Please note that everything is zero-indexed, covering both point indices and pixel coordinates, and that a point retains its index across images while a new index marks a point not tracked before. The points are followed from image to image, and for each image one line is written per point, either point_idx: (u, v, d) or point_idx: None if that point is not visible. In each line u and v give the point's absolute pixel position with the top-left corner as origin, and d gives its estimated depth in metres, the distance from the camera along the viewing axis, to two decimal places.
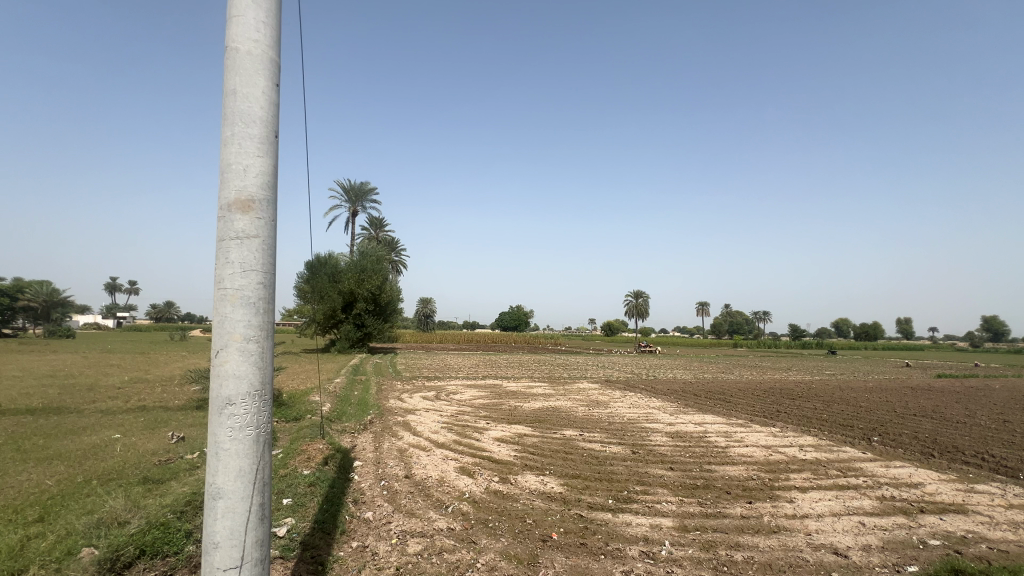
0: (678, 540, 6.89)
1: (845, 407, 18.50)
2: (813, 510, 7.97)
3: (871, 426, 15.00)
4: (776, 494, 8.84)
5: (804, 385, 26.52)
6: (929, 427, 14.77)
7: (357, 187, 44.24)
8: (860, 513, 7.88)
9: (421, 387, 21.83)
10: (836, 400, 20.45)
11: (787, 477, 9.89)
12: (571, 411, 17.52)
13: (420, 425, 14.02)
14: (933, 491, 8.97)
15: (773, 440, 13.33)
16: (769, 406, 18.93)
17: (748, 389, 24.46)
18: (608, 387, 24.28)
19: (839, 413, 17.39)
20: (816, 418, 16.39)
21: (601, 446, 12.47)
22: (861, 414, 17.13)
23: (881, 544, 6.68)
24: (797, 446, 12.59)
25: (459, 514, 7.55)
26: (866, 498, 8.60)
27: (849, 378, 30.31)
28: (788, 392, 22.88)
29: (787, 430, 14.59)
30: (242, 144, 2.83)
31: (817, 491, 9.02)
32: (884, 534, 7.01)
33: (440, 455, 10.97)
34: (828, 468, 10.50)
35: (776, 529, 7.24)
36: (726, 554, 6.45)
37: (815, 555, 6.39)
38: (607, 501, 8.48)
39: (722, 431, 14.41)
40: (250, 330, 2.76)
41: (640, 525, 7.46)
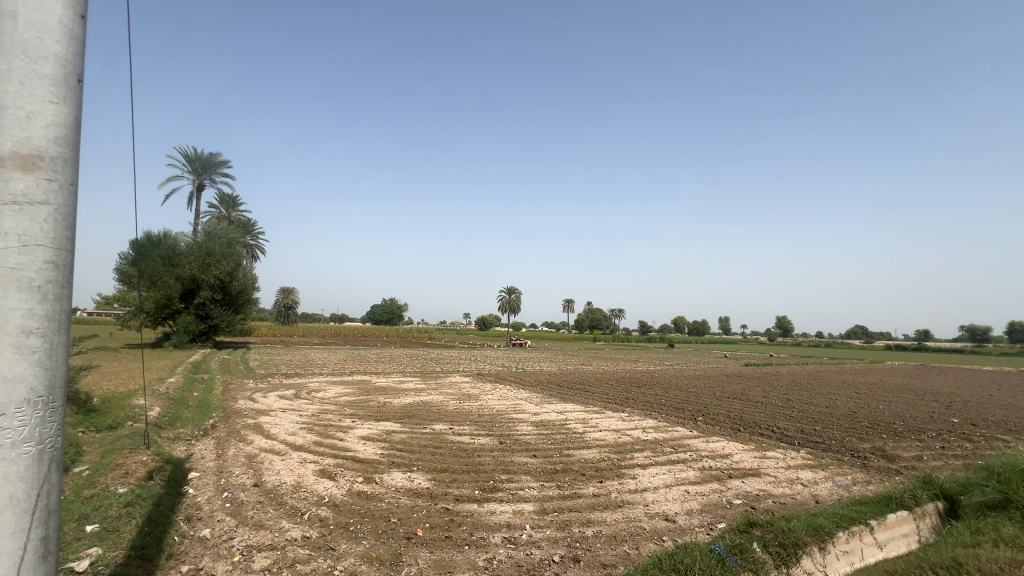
0: (537, 523, 7.32)
1: (679, 393, 21.51)
2: (650, 484, 9.11)
3: (697, 408, 17.69)
4: (622, 472, 9.91)
5: (648, 374, 30.27)
6: (738, 407, 17.94)
7: (204, 157, 38.35)
8: (686, 482, 9.22)
9: (277, 385, 19.81)
10: (672, 387, 23.71)
11: (631, 456, 11.16)
12: (441, 405, 17.49)
13: (274, 427, 12.70)
14: (739, 458, 10.90)
15: (621, 423, 14.94)
16: (620, 394, 21.17)
17: (604, 379, 26.94)
18: (479, 380, 24.82)
19: (674, 398, 20.19)
20: (656, 403, 18.80)
21: (470, 439, 12.65)
22: (690, 398, 20.13)
23: (700, 507, 7.91)
24: (641, 428, 14.25)
25: (316, 521, 7.03)
26: (691, 469, 10.11)
27: (682, 367, 35.38)
28: (636, 381, 25.88)
29: (633, 414, 16.49)
30: (24, 84, 2.22)
31: (654, 466, 10.34)
32: (702, 498, 8.30)
33: (296, 459, 10.07)
34: (663, 445, 12.11)
35: (621, 503, 8.12)
36: (578, 531, 7.03)
37: (650, 523, 7.29)
38: (474, 492, 8.63)
39: (580, 418, 15.68)
40: (31, 321, 2.18)
41: (503, 512, 7.76)
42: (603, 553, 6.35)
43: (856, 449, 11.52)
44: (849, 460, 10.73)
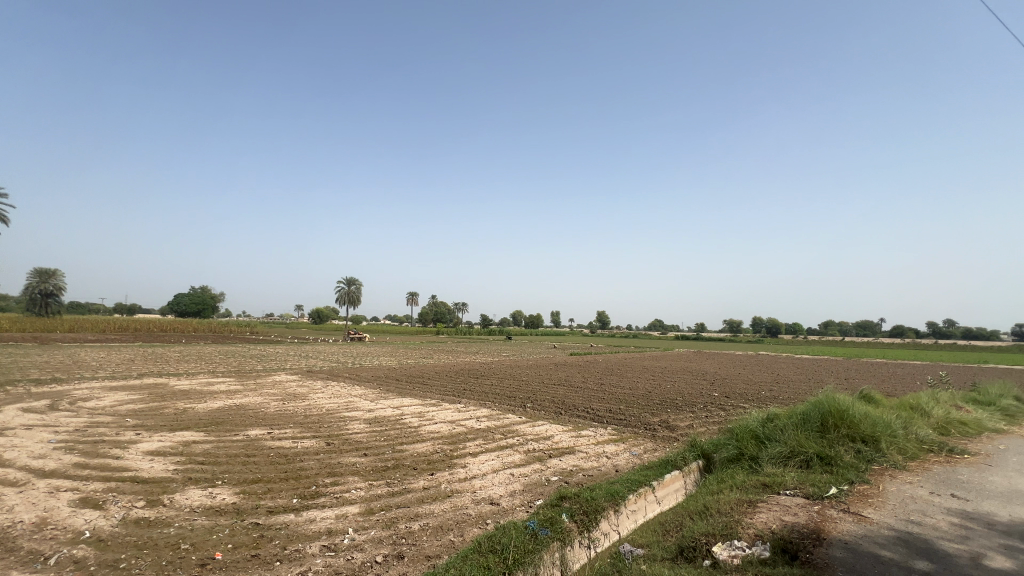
0: (361, 525, 6.98)
1: (512, 382, 22.91)
2: (479, 471, 9.45)
3: (527, 395, 19.05)
4: (454, 462, 10.10)
5: (486, 365, 31.61)
6: (561, 392, 19.87)
7: None
8: (511, 465, 9.82)
9: (18, 395, 15.17)
10: (506, 377, 25.14)
11: (463, 446, 11.45)
12: (260, 407, 15.51)
13: (8, 451, 9.64)
14: (559, 439, 12.06)
15: (457, 414, 15.24)
16: (458, 386, 21.60)
17: (443, 371, 27.18)
18: (308, 377, 22.75)
19: (507, 387, 21.41)
20: (491, 392, 19.70)
21: (291, 442, 11.45)
22: (521, 386, 21.60)
23: (522, 487, 8.50)
24: (475, 418, 14.74)
25: (67, 565, 5.53)
26: (517, 453, 10.82)
27: (516, 358, 37.81)
28: (473, 373, 26.76)
29: (469, 405, 16.98)
30: None
31: (484, 453, 10.78)
32: (525, 479, 8.94)
33: (43, 488, 7.79)
34: (494, 433, 12.72)
35: (449, 493, 8.25)
36: (405, 526, 6.92)
37: (476, 508, 7.57)
38: (291, 501, 7.81)
39: (416, 412, 15.52)
40: None
41: (324, 518, 7.20)
42: (428, 545, 6.34)
43: (647, 422, 13.76)
44: (643, 432, 12.75)
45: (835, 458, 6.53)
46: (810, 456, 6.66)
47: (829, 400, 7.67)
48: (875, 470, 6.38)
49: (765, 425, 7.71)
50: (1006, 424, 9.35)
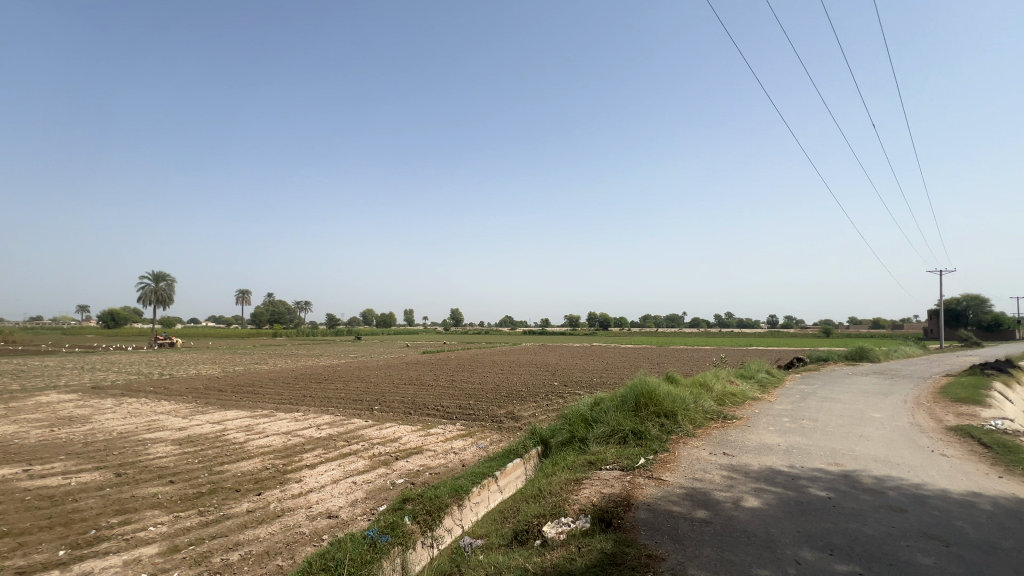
0: (162, 567, 5.83)
1: (359, 385, 21.68)
2: (317, 483, 8.70)
3: (375, 397, 18.21)
4: (287, 477, 9.11)
5: (331, 368, 29.41)
6: (412, 392, 19.49)
7: None
8: (354, 473, 9.26)
9: None
10: (352, 379, 23.71)
11: (299, 458, 10.42)
12: (12, 438, 11.90)
13: None
14: (407, 440, 11.78)
15: (293, 424, 13.81)
16: (296, 392, 19.61)
17: (278, 377, 24.39)
18: (92, 395, 18.27)
19: (353, 390, 20.19)
20: (335, 397, 18.35)
21: (60, 479, 9.02)
22: (369, 388, 20.58)
23: (364, 495, 8.07)
24: (314, 426, 13.53)
25: None
26: (361, 459, 10.24)
27: (365, 359, 35.94)
28: (315, 377, 24.63)
29: (308, 413, 15.54)
30: None
31: (323, 464, 9.96)
32: (368, 485, 8.51)
33: None
34: (336, 440, 11.85)
35: (280, 513, 7.40)
36: (221, 559, 5.98)
37: (311, 525, 6.94)
38: (55, 555, 6.13)
39: (242, 426, 13.61)
40: None
41: (108, 567, 5.83)
42: None
43: (494, 415, 14.32)
44: (490, 424, 13.22)
45: (644, 432, 7.60)
46: (626, 432, 7.63)
47: (641, 383, 8.91)
48: (674, 439, 7.61)
49: (592, 409, 8.62)
50: (759, 392, 12.07)
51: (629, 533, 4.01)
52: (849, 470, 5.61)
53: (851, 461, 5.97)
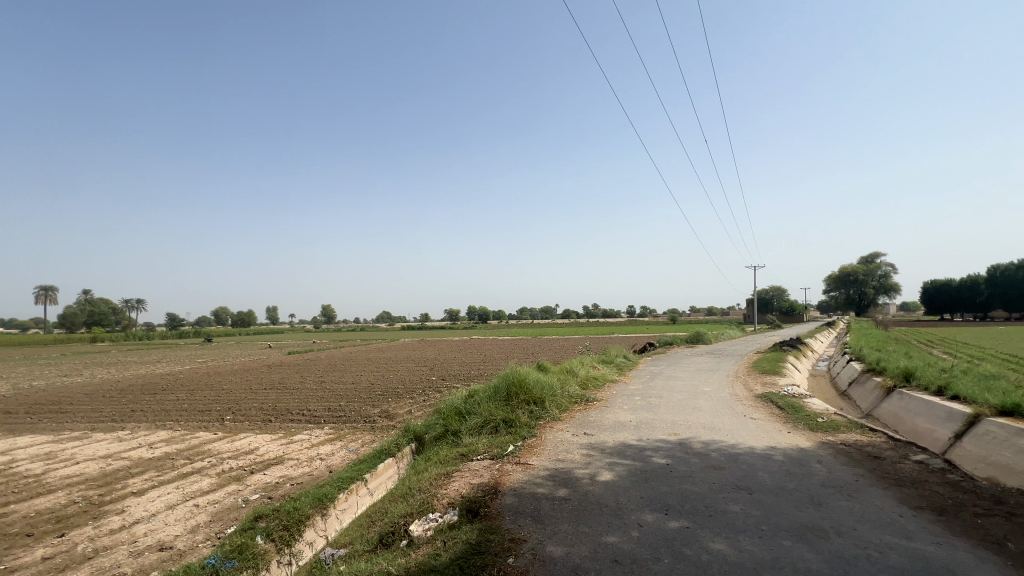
0: None
1: (206, 393, 18.96)
2: (146, 512, 7.39)
3: (226, 406, 16.10)
4: (105, 510, 7.59)
5: (170, 376, 25.26)
6: (272, 397, 17.66)
7: None
8: (196, 495, 8.06)
9: None
10: (198, 387, 20.65)
11: (123, 485, 8.75)
12: None
13: None
14: (265, 450, 10.63)
15: (115, 445, 11.55)
16: (120, 407, 16.41)
17: (96, 391, 20.22)
18: None
19: (198, 400, 17.59)
20: (174, 409, 15.80)
21: None
22: (219, 396, 18.11)
23: (209, 518, 7.07)
24: (145, 445, 11.48)
25: None
26: (206, 478, 8.96)
27: (215, 364, 31.54)
28: (148, 387, 20.92)
29: (137, 430, 13.13)
30: None
31: (155, 488, 8.49)
32: (214, 507, 7.48)
33: None
34: (175, 459, 10.21)
35: (92, 555, 6.12)
36: None
37: (135, 563, 5.86)
38: None
39: (40, 454, 10.96)
40: None
41: None
42: None
43: (367, 414, 13.67)
44: (363, 425, 12.57)
45: (514, 420, 7.88)
46: (497, 422, 7.83)
47: (513, 373, 9.22)
48: (541, 424, 8.03)
49: (466, 401, 8.69)
50: (617, 375, 13.33)
51: (493, 521, 4.09)
52: (684, 437, 6.48)
53: (685, 430, 6.91)
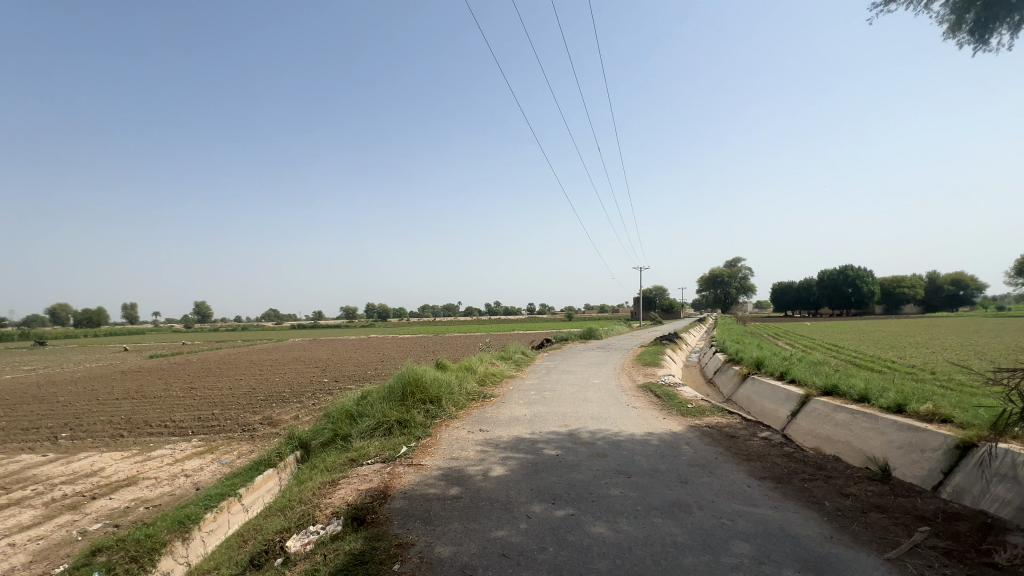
0: None
1: (32, 408, 15.71)
2: None
3: (61, 422, 13.50)
4: None
5: None
6: (125, 408, 15.20)
7: None
8: (13, 532, 6.63)
9: None
10: (21, 401, 17.04)
11: None
12: None
13: None
14: (113, 471, 9.09)
15: None
16: None
17: None
18: None
19: (21, 416, 14.51)
20: None
21: None
22: (51, 410, 15.12)
23: (30, 558, 5.85)
24: None
25: None
26: (29, 509, 7.41)
27: (46, 372, 26.24)
28: None
29: None
30: None
31: None
32: (39, 544, 6.20)
33: None
34: None
35: None
36: None
37: None
38: None
39: None
40: None
41: None
42: None
43: (245, 422, 12.38)
44: (240, 434, 11.35)
45: (409, 420, 7.65)
46: (391, 423, 7.54)
47: (409, 372, 8.96)
48: (437, 423, 7.91)
49: (358, 403, 8.26)
50: (515, 371, 13.63)
51: (381, 527, 3.92)
52: (573, 428, 6.82)
53: (575, 421, 7.27)
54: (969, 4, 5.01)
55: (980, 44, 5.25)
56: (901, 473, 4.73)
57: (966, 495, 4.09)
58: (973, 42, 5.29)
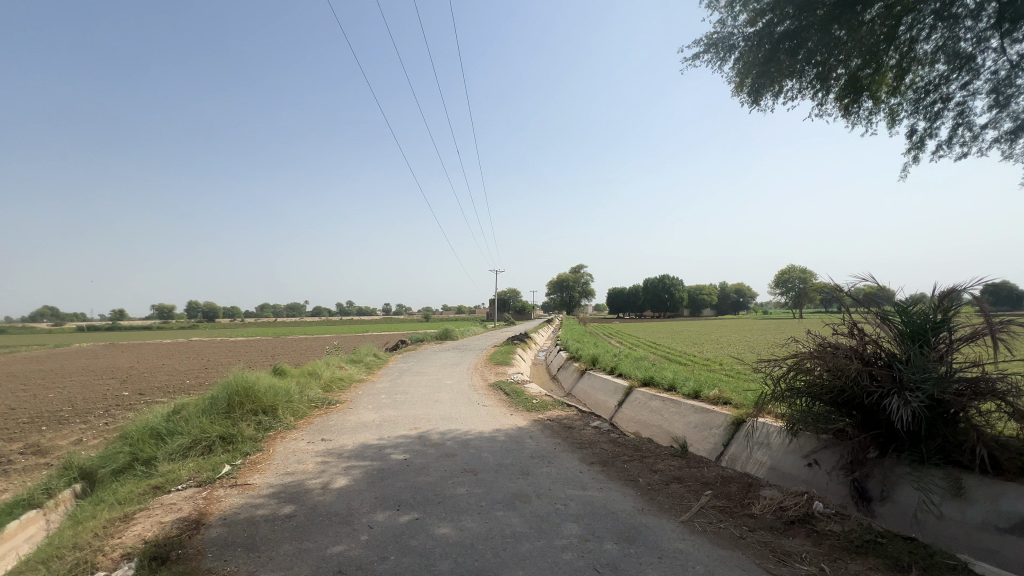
0: None
1: None
2: None
3: None
4: None
5: None
6: None
7: None
8: None
9: None
10: None
11: None
12: None
13: None
14: None
15: None
16: None
17: None
18: None
19: None
20: None
21: None
22: None
23: None
24: None
25: None
26: None
27: None
28: None
29: None
30: None
31: None
32: None
33: None
34: None
35: None
36: None
37: None
38: None
39: None
40: None
41: None
42: None
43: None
44: None
45: (236, 435, 6.72)
46: (212, 440, 6.53)
47: (238, 380, 7.88)
48: (271, 436, 7.08)
49: (167, 419, 6.97)
50: (366, 375, 12.97)
51: (190, 563, 3.34)
52: (424, 431, 6.74)
53: (426, 423, 7.20)
54: (747, 72, 6.29)
55: (755, 103, 6.62)
56: (695, 448, 5.74)
57: (736, 461, 5.15)
58: (750, 102, 6.65)
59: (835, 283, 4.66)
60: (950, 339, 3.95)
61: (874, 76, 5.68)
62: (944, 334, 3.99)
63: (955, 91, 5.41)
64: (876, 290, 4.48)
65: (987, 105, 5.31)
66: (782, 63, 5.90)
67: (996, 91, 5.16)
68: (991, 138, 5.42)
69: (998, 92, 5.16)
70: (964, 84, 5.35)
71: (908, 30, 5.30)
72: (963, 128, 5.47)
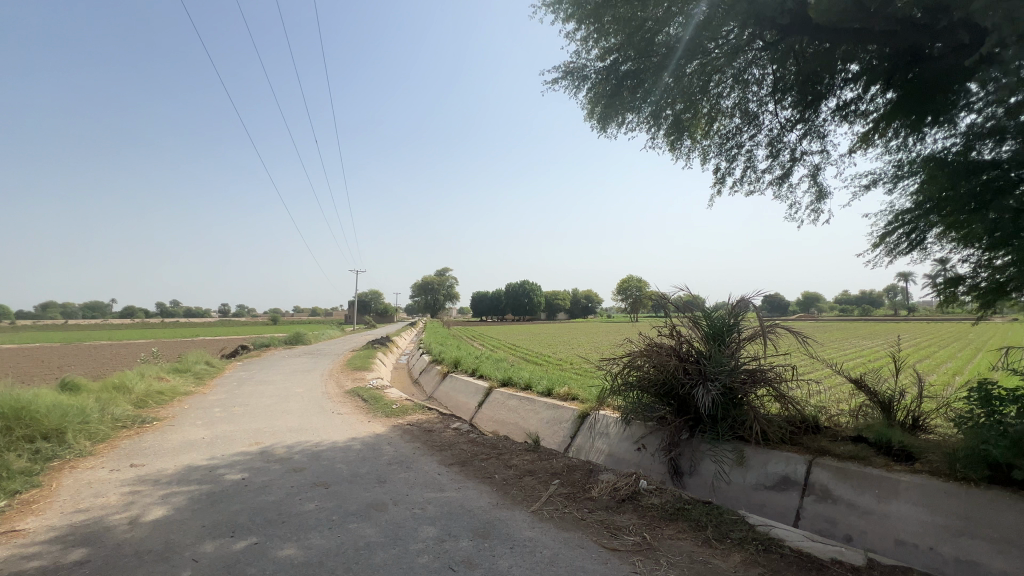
0: None
1: None
2: None
3: None
4: None
5: None
6: None
7: None
8: None
9: None
10: None
11: None
12: None
13: None
14: None
15: None
16: None
17: None
18: None
19: None
20: None
21: None
22: None
23: None
24: None
25: None
26: None
27: None
28: None
29: None
30: None
31: None
32: None
33: None
34: None
35: None
36: None
37: None
38: None
39: None
40: None
41: None
42: None
43: None
44: None
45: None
46: None
47: (4, 399, 6.15)
48: (56, 466, 5.68)
49: None
50: (194, 387, 11.17)
51: None
52: (266, 446, 6.08)
53: (269, 437, 6.49)
54: (597, 101, 7.04)
55: (603, 130, 7.43)
56: (547, 441, 6.19)
57: (581, 451, 5.69)
58: (598, 128, 7.44)
59: (663, 291, 5.44)
60: (738, 339, 4.92)
61: (692, 119, 6.76)
62: (734, 334, 4.95)
63: (745, 140, 6.78)
64: (691, 298, 5.32)
65: (765, 154, 6.76)
66: (624, 97, 6.74)
67: (771, 144, 6.61)
68: (767, 181, 6.90)
69: (772, 146, 6.62)
70: (750, 136, 6.73)
71: (717, 86, 6.45)
72: (750, 170, 6.86)
